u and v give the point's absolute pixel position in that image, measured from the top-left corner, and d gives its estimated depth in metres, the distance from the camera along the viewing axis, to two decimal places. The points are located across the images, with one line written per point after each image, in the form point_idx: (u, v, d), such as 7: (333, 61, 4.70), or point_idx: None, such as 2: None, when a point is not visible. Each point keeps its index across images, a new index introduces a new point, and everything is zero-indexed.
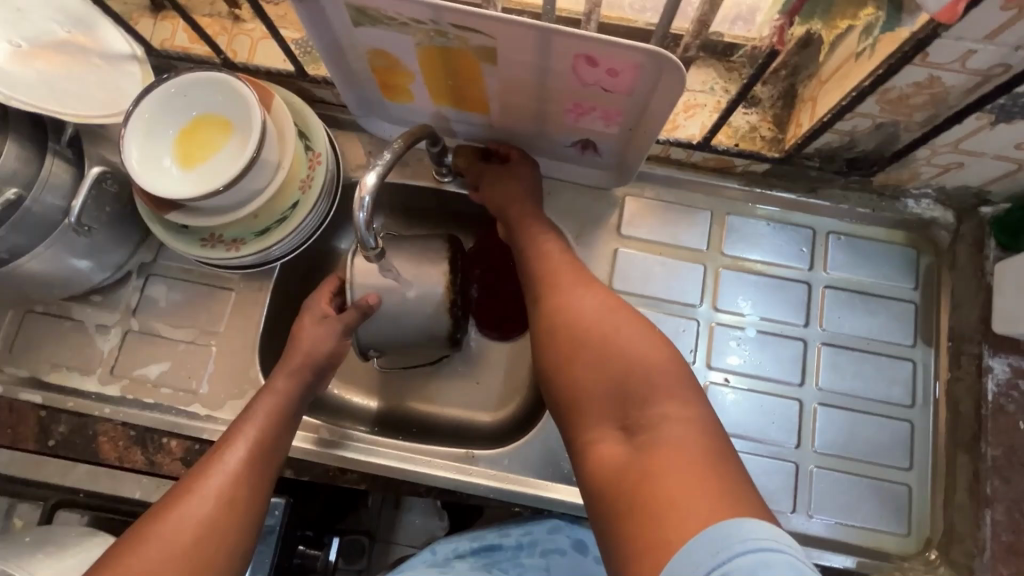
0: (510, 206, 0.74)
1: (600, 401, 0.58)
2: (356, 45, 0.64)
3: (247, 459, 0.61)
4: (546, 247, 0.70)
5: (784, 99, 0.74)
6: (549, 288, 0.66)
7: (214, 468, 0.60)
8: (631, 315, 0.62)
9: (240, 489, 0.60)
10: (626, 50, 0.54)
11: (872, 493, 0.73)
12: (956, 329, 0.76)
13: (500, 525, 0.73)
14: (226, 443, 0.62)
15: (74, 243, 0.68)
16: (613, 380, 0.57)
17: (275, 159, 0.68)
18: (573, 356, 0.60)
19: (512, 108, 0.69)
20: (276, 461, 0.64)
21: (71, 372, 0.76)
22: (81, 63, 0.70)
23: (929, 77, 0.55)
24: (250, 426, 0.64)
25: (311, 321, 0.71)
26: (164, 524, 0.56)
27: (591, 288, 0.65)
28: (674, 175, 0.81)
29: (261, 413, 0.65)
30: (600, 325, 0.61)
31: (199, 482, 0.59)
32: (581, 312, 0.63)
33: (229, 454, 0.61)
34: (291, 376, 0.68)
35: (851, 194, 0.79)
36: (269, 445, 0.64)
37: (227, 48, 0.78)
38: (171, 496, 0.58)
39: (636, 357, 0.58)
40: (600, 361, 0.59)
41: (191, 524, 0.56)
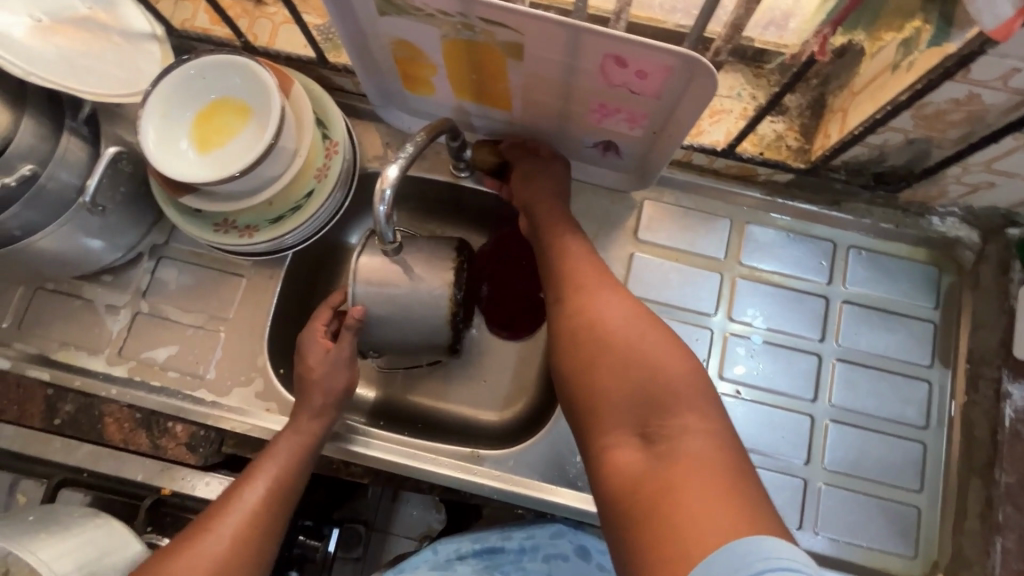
0: (539, 206, 0.72)
1: (617, 408, 0.57)
2: (380, 35, 0.63)
3: (265, 499, 0.63)
4: (569, 246, 0.69)
5: (812, 109, 0.73)
6: (572, 287, 0.65)
7: (232, 506, 0.61)
8: (655, 323, 0.61)
9: (253, 532, 0.61)
10: (658, 52, 0.53)
11: (880, 514, 0.72)
12: (975, 352, 0.74)
13: (503, 527, 0.72)
14: (247, 479, 0.64)
15: (88, 223, 0.68)
16: (636, 387, 0.56)
17: (292, 146, 0.67)
18: (596, 358, 0.59)
19: (535, 106, 0.68)
20: (292, 503, 0.65)
21: (79, 351, 0.75)
22: (102, 41, 0.69)
23: (969, 94, 0.53)
24: (271, 465, 0.65)
25: (320, 345, 0.71)
26: (180, 559, 0.57)
27: (615, 292, 0.63)
28: (694, 181, 0.79)
29: (284, 452, 0.66)
30: (624, 331, 0.60)
31: (217, 519, 0.60)
32: (606, 314, 0.61)
33: (248, 493, 0.62)
34: (315, 419, 0.68)
35: (875, 208, 0.78)
36: (287, 485, 0.64)
37: (248, 31, 0.77)
38: (190, 530, 0.60)
39: (660, 365, 0.57)
40: (618, 368, 0.58)
41: (206, 562, 0.58)
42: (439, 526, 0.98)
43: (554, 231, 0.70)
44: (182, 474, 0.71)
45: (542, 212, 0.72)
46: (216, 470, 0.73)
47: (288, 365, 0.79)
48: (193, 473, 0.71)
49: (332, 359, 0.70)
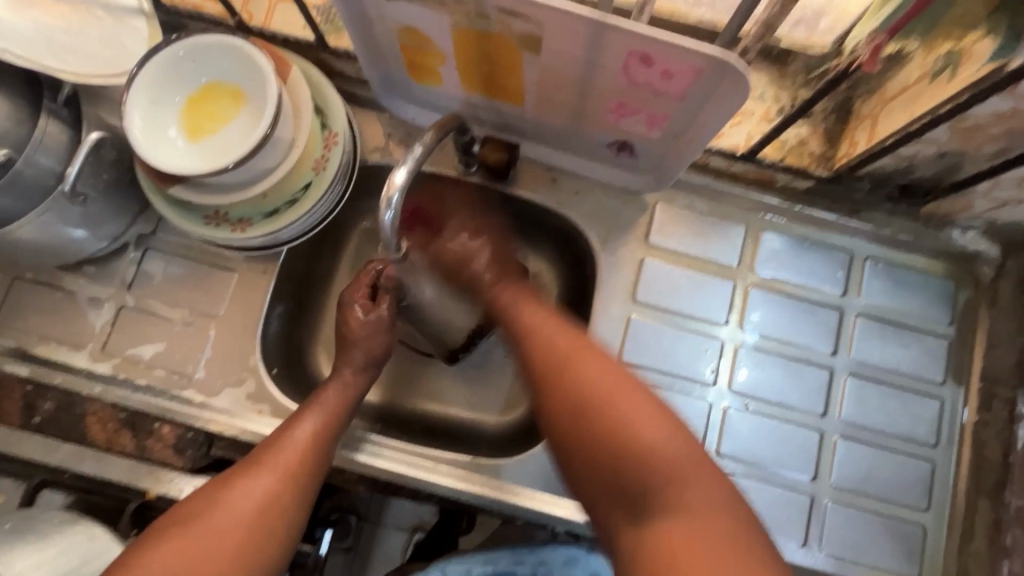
0: (476, 266, 0.71)
1: (608, 473, 0.53)
2: (385, 20, 0.58)
3: (313, 439, 0.62)
4: (539, 330, 0.63)
5: (838, 113, 0.71)
6: (551, 360, 0.60)
7: (281, 444, 0.61)
8: (633, 389, 0.56)
9: (304, 468, 0.61)
10: (688, 53, 0.49)
11: (887, 533, 0.70)
12: (990, 370, 0.72)
13: (515, 550, 0.72)
14: (294, 421, 0.63)
15: (69, 212, 0.63)
16: (618, 467, 0.53)
17: (289, 137, 0.63)
18: (577, 444, 0.55)
19: (549, 102, 0.64)
20: (336, 447, 0.65)
21: (58, 346, 0.71)
22: (83, 15, 0.64)
23: (1013, 108, 0.50)
24: (319, 408, 0.65)
25: (358, 308, 0.71)
26: (232, 496, 0.57)
27: (585, 354, 0.59)
28: (710, 184, 0.76)
29: (334, 397, 0.66)
30: (605, 397, 0.55)
31: (265, 457, 0.60)
32: (588, 388, 0.56)
33: (297, 428, 0.62)
34: (358, 371, 0.70)
35: (897, 219, 0.75)
36: (334, 427, 0.65)
37: (243, 9, 0.72)
38: (243, 463, 0.60)
39: (643, 440, 0.52)
40: (602, 436, 0.54)
41: (255, 499, 0.57)
42: (431, 519, 0.96)
43: (501, 284, 0.70)
44: (169, 476, 0.68)
45: (479, 261, 0.71)
46: (205, 473, 0.70)
47: (281, 364, 0.76)
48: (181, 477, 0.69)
49: (370, 322, 0.70)
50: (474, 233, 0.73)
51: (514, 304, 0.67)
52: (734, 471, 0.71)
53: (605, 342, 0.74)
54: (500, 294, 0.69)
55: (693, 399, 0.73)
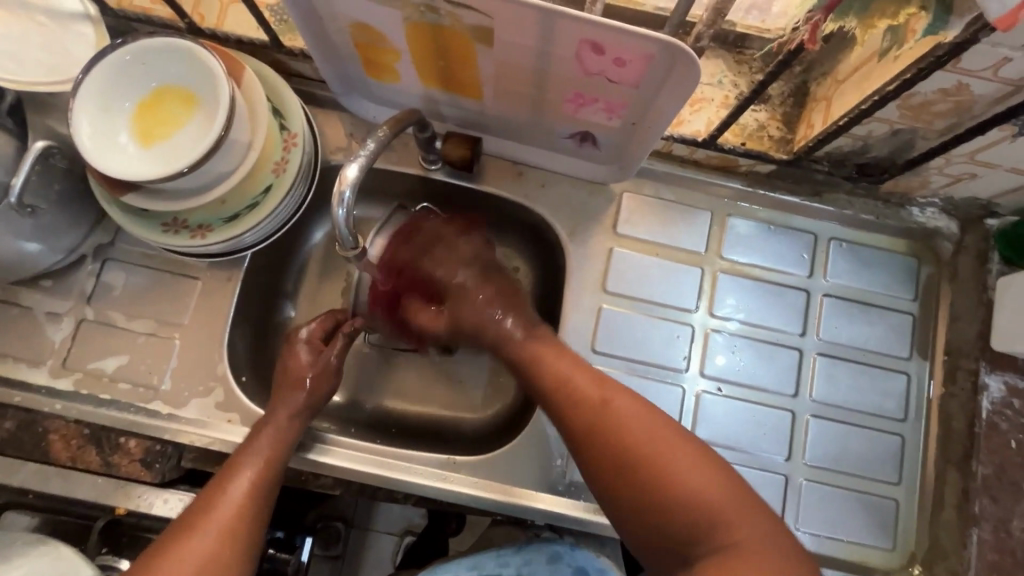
0: (500, 327, 0.67)
1: (647, 506, 0.52)
2: (335, 17, 0.58)
3: (252, 491, 0.59)
4: (574, 386, 0.60)
5: (795, 97, 0.71)
6: (587, 411, 0.58)
7: (217, 501, 0.57)
8: (678, 438, 0.55)
9: (244, 523, 0.57)
10: (639, 40, 0.49)
11: (860, 507, 0.72)
12: (953, 344, 0.74)
13: (499, 553, 0.72)
14: (230, 471, 0.60)
15: (19, 225, 0.61)
16: (663, 514, 0.52)
17: (246, 139, 0.62)
18: (621, 495, 0.54)
19: (507, 95, 0.64)
20: (279, 490, 0.62)
21: (17, 364, 0.69)
22: (23, 21, 0.62)
23: (958, 83, 0.51)
24: (256, 452, 0.61)
25: (304, 349, 0.69)
26: (174, 559, 0.54)
27: (617, 400, 0.57)
28: (674, 171, 0.77)
29: (274, 436, 0.63)
30: (640, 433, 0.55)
31: (201, 518, 0.56)
32: (628, 431, 0.55)
33: (239, 477, 0.59)
34: (291, 413, 0.65)
35: (856, 200, 0.76)
36: (271, 474, 0.61)
37: (193, 12, 0.71)
38: (176, 530, 0.56)
39: (688, 484, 0.52)
40: (641, 470, 0.53)
41: (196, 558, 0.54)
42: (421, 521, 0.97)
43: (527, 339, 0.65)
44: (138, 491, 0.67)
45: (506, 323, 0.67)
46: (175, 486, 0.68)
47: (250, 372, 0.75)
48: (151, 491, 0.67)
49: (315, 363, 0.68)
50: (495, 304, 0.68)
51: (544, 359, 0.63)
52: None
53: (576, 335, 0.74)
54: (533, 354, 0.64)
55: (668, 386, 0.73)
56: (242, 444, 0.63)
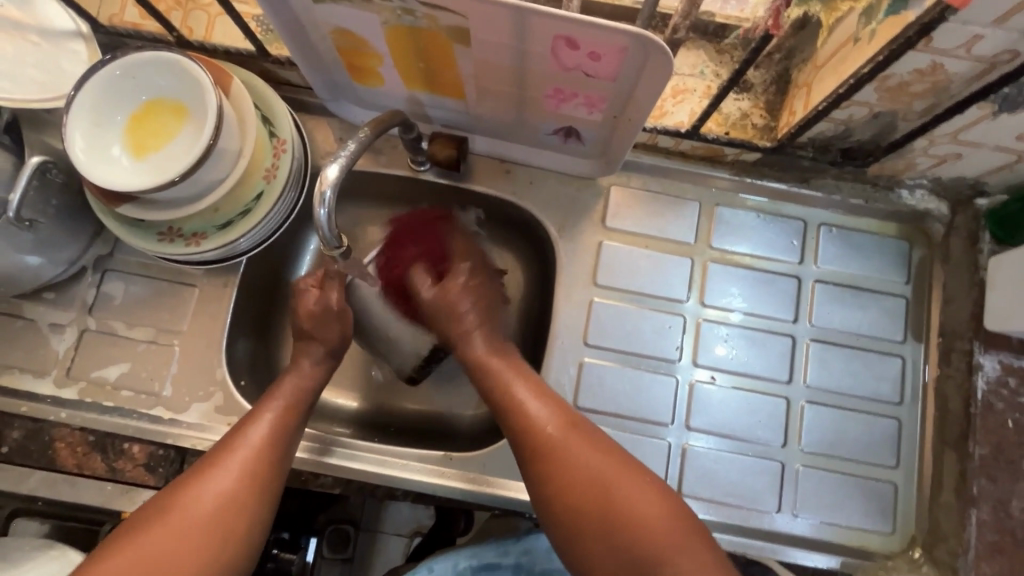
0: (465, 334, 0.69)
1: (604, 545, 0.56)
2: (318, 24, 0.59)
3: (272, 434, 0.60)
4: (535, 415, 0.62)
5: (777, 84, 0.71)
6: (551, 453, 0.59)
7: (239, 440, 0.59)
8: (629, 470, 0.59)
9: (263, 467, 0.58)
10: (610, 33, 0.49)
11: (858, 492, 0.72)
12: (947, 326, 0.74)
13: (499, 543, 0.73)
14: (255, 415, 0.61)
15: (19, 239, 0.63)
16: (617, 544, 0.55)
17: (235, 147, 0.63)
18: (577, 528, 0.57)
19: (489, 93, 0.65)
20: (297, 437, 0.63)
21: (22, 374, 0.71)
22: (16, 40, 0.64)
23: (932, 63, 0.51)
24: (280, 396, 0.63)
25: (310, 294, 0.69)
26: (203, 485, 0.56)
27: (581, 442, 0.60)
28: (661, 164, 0.77)
29: (298, 384, 0.65)
30: (600, 478, 0.58)
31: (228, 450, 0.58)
32: (590, 473, 0.58)
33: (262, 415, 0.61)
34: (316, 363, 0.67)
35: (844, 184, 0.76)
36: (294, 419, 0.63)
37: (182, 25, 0.72)
38: (196, 468, 0.57)
39: (637, 514, 0.56)
40: (602, 510, 0.56)
41: (214, 498, 0.56)
42: (430, 522, 0.98)
43: (492, 357, 0.67)
44: (143, 496, 0.68)
45: (473, 335, 0.69)
46: None
47: (249, 376, 0.76)
48: (156, 495, 0.69)
49: (320, 311, 0.68)
50: (469, 305, 0.71)
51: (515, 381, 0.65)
52: (706, 444, 0.72)
53: (569, 328, 0.75)
54: (498, 369, 0.66)
55: (661, 377, 0.74)
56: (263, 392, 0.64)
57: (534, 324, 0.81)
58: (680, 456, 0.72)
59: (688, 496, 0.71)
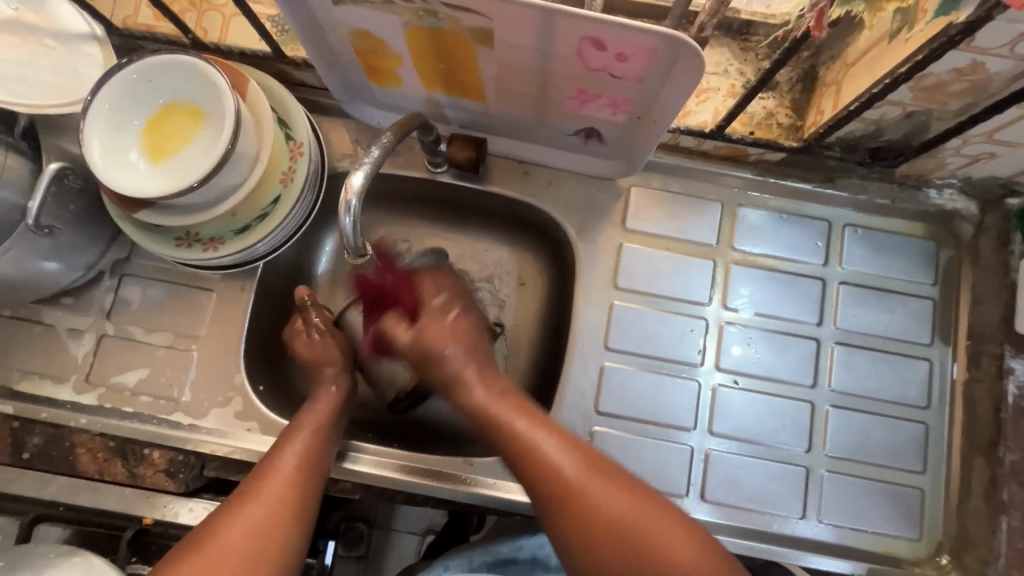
0: (460, 376, 0.64)
1: None
2: (337, 25, 0.58)
3: (308, 454, 0.61)
4: (549, 460, 0.59)
5: (803, 82, 0.70)
6: (569, 502, 0.57)
7: (276, 462, 0.60)
8: (652, 504, 0.58)
9: (302, 485, 0.60)
10: (639, 33, 0.48)
11: (884, 497, 0.71)
12: (974, 328, 0.72)
13: (514, 539, 0.72)
14: (288, 439, 0.62)
15: (39, 245, 0.62)
16: None
17: (252, 151, 0.62)
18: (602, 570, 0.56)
19: (510, 94, 0.63)
20: (330, 456, 0.64)
21: (42, 380, 0.71)
22: (32, 45, 0.64)
23: (973, 62, 0.50)
24: (312, 417, 0.65)
25: (303, 333, 0.70)
26: (241, 515, 0.56)
27: (599, 488, 0.57)
28: (682, 164, 0.76)
29: (324, 404, 0.67)
30: (623, 521, 0.56)
31: (264, 476, 0.59)
32: (610, 517, 0.56)
33: (296, 434, 0.63)
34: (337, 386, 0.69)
35: (871, 184, 0.75)
36: (325, 437, 0.64)
37: (197, 26, 0.72)
38: (237, 494, 0.58)
39: (663, 554, 0.55)
40: (627, 554, 0.55)
41: (257, 518, 0.56)
42: (442, 519, 0.98)
43: (493, 397, 0.63)
44: (164, 501, 0.68)
45: (467, 374, 0.64)
46: (199, 496, 0.70)
47: (267, 380, 0.76)
48: (176, 501, 0.69)
49: (317, 336, 0.70)
50: (455, 339, 0.65)
51: (520, 424, 0.61)
52: (728, 449, 0.71)
53: (588, 331, 0.74)
54: (503, 411, 0.62)
55: (683, 381, 0.73)
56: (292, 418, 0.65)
57: (554, 327, 0.80)
58: (703, 461, 0.71)
59: (710, 500, 0.70)
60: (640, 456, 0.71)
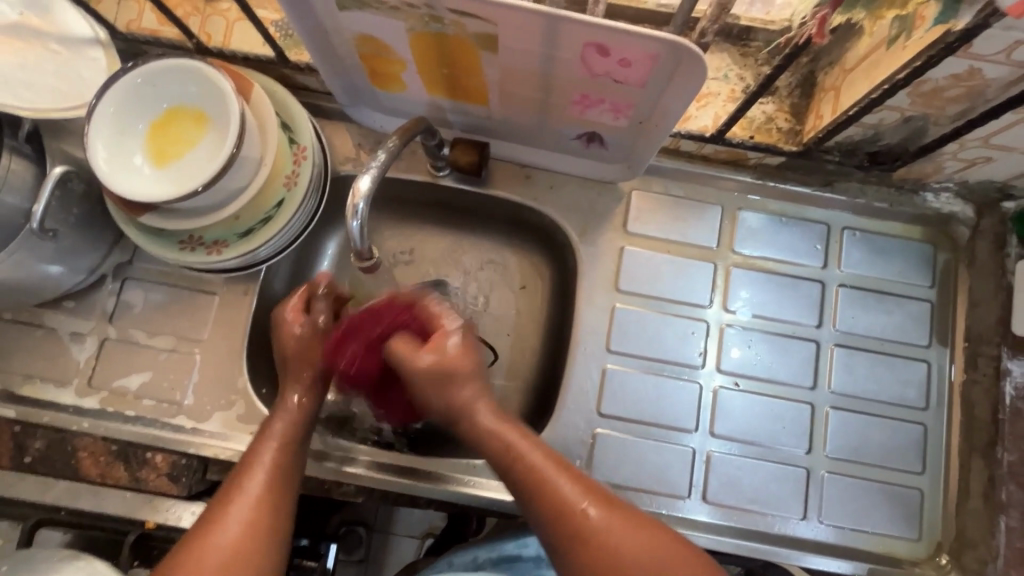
0: (471, 403, 0.61)
1: None
2: (341, 30, 0.58)
3: (274, 475, 0.58)
4: (552, 488, 0.55)
5: (802, 88, 0.71)
6: (576, 532, 0.53)
7: (242, 485, 0.57)
8: (660, 535, 0.54)
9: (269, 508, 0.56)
10: (643, 39, 0.49)
11: (884, 498, 0.71)
12: (972, 330, 0.73)
13: (519, 536, 0.72)
14: (255, 460, 0.59)
15: (42, 249, 0.62)
16: None
17: (256, 155, 0.63)
18: None
19: (513, 99, 0.64)
20: (297, 476, 0.61)
21: (44, 384, 0.71)
22: (36, 49, 0.64)
23: (970, 68, 0.51)
24: (278, 433, 0.62)
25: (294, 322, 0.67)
26: (204, 541, 0.53)
27: (606, 518, 0.54)
28: (683, 168, 0.76)
29: (296, 418, 0.63)
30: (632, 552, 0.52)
31: (228, 500, 0.56)
32: (619, 549, 0.52)
33: (263, 452, 0.60)
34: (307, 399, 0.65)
35: (869, 188, 0.76)
36: (293, 454, 0.61)
37: (200, 30, 0.72)
38: (199, 522, 0.55)
39: None
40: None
41: (221, 545, 0.53)
42: (441, 522, 0.97)
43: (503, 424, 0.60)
44: (166, 504, 0.68)
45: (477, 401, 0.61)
46: (201, 498, 0.70)
47: (269, 383, 0.76)
48: (178, 504, 0.69)
49: (308, 333, 0.67)
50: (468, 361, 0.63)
51: (522, 449, 0.58)
52: (729, 451, 0.72)
53: (590, 334, 0.74)
54: (507, 439, 0.59)
55: (684, 383, 0.73)
56: (256, 439, 0.62)
57: (555, 330, 0.80)
58: (705, 463, 0.72)
59: (712, 502, 0.71)
60: (642, 458, 0.71)
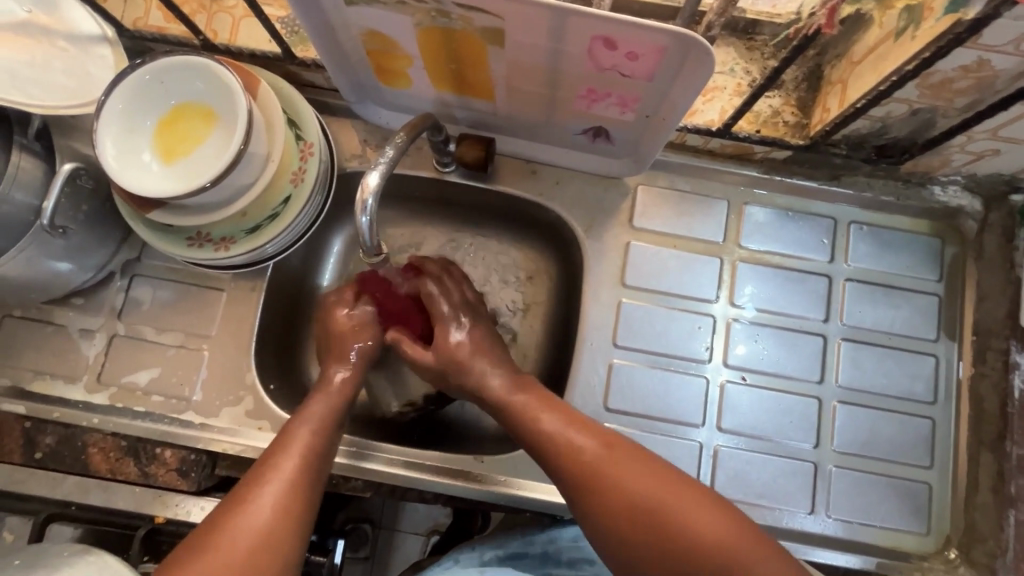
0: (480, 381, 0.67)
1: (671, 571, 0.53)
2: (348, 25, 0.58)
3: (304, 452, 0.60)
4: (573, 444, 0.59)
5: (809, 81, 0.71)
6: (597, 482, 0.57)
7: (271, 462, 0.58)
8: (683, 486, 0.56)
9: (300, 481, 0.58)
10: (650, 33, 0.49)
11: (892, 493, 0.71)
12: (979, 324, 0.73)
13: (524, 534, 0.73)
14: (284, 439, 0.60)
15: (52, 246, 0.63)
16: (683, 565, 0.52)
17: (263, 152, 0.63)
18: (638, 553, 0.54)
19: (520, 94, 0.64)
20: (329, 454, 0.62)
21: (53, 380, 0.71)
22: (45, 47, 0.64)
23: (979, 60, 0.51)
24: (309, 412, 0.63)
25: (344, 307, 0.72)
26: (231, 520, 0.53)
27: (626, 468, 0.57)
28: (689, 162, 0.76)
29: (328, 397, 0.65)
30: (650, 498, 0.55)
31: (259, 475, 0.57)
32: (636, 494, 0.56)
33: (295, 431, 0.61)
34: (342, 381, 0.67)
35: (876, 181, 0.75)
36: (327, 432, 0.63)
37: (207, 28, 0.72)
38: (226, 502, 0.55)
39: (698, 531, 0.53)
40: (659, 534, 0.54)
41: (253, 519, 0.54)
42: (445, 520, 0.97)
43: (513, 397, 0.65)
44: (175, 500, 0.69)
45: (488, 377, 0.67)
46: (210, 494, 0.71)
47: (277, 379, 0.76)
48: (187, 499, 0.69)
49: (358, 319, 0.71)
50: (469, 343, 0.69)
51: (540, 412, 0.63)
52: (736, 445, 0.72)
53: (597, 329, 0.74)
54: (524, 405, 0.64)
55: (691, 378, 0.73)
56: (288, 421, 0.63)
57: (562, 326, 0.80)
58: (712, 457, 0.71)
59: None
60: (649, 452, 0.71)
